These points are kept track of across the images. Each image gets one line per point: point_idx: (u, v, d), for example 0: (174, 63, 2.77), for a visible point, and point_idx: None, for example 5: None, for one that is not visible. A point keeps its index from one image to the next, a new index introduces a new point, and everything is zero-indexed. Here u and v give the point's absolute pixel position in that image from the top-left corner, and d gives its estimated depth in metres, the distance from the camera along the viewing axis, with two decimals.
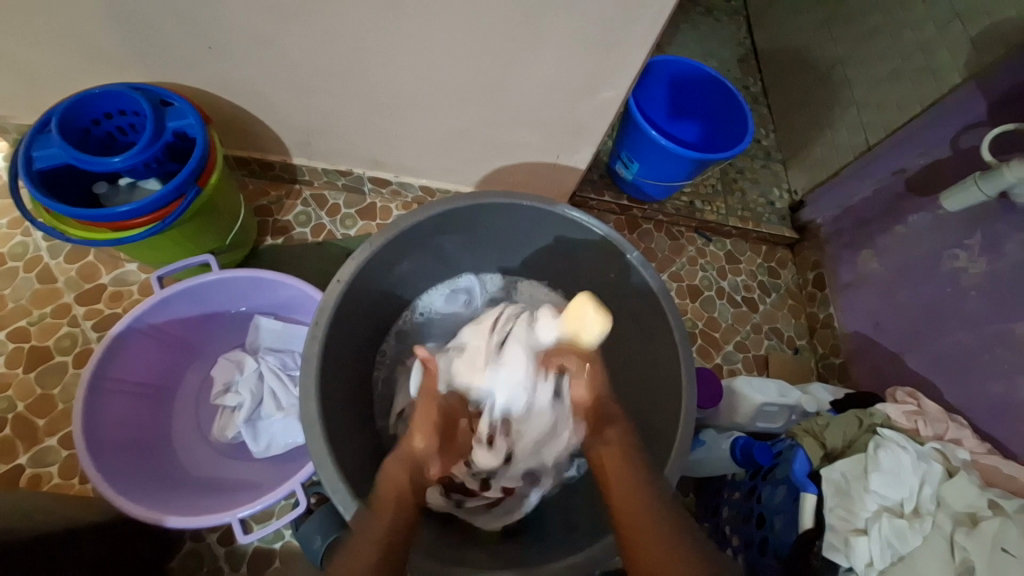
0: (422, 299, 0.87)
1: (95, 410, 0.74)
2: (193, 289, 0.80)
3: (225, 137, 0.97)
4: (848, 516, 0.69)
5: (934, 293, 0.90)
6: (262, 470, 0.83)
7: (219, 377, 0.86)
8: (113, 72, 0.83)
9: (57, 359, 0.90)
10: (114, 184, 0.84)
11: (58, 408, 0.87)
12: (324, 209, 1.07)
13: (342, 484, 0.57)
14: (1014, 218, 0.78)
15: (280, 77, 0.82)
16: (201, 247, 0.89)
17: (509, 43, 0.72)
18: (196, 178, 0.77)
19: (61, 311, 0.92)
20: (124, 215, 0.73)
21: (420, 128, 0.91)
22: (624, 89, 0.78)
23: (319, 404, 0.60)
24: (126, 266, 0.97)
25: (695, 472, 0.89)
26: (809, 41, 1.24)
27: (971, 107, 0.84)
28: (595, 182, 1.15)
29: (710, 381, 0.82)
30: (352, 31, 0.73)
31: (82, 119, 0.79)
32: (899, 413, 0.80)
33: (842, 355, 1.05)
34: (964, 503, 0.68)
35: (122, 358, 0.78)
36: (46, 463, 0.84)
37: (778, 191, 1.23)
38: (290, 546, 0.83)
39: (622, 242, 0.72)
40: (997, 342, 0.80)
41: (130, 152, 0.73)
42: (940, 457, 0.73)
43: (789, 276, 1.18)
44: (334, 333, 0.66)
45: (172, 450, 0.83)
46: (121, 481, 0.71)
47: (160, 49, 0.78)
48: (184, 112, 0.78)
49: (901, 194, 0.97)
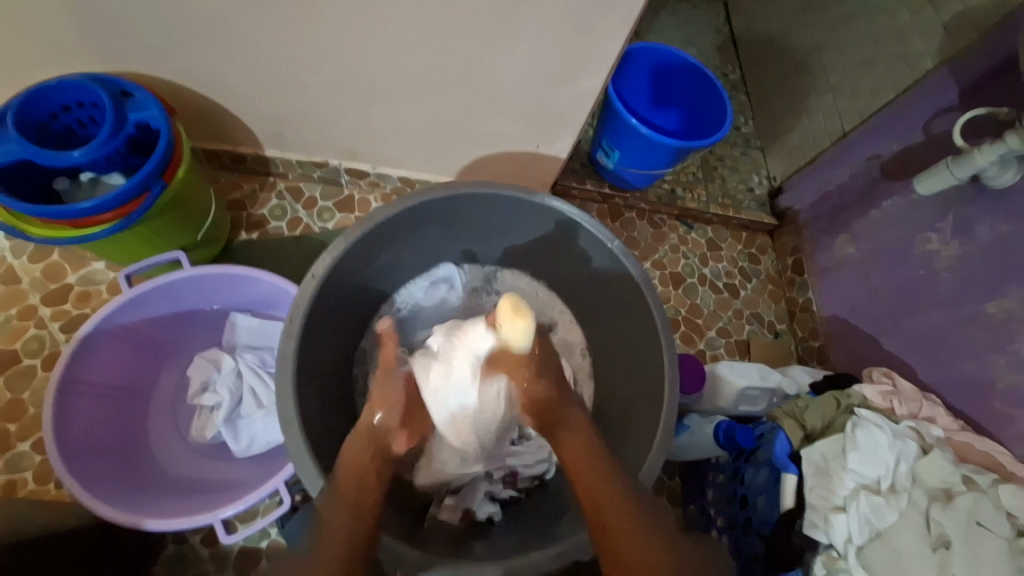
0: (400, 293, 0.85)
1: (64, 415, 0.71)
2: (164, 287, 0.78)
3: (192, 129, 0.93)
4: (827, 495, 0.70)
5: (908, 275, 0.92)
6: (246, 469, 0.81)
7: (195, 377, 0.83)
8: (69, 62, 0.79)
9: (25, 362, 0.86)
10: (75, 179, 0.80)
11: (29, 413, 0.84)
12: (300, 202, 1.04)
13: (323, 482, 0.56)
14: (986, 200, 0.80)
15: (250, 66, 0.79)
16: (171, 244, 0.86)
17: (484, 30, 0.71)
18: (161, 173, 0.74)
19: (27, 313, 0.89)
20: (88, 212, 0.70)
21: (396, 117, 0.88)
22: (602, 76, 0.77)
23: (296, 401, 0.59)
24: (94, 264, 0.93)
25: (677, 456, 0.91)
26: (786, 27, 1.24)
27: (943, 92, 0.85)
28: (577, 171, 1.15)
29: (693, 366, 0.82)
30: (321, 17, 0.70)
31: (39, 111, 0.75)
32: (875, 394, 0.81)
33: (821, 338, 1.07)
34: (938, 479, 0.70)
35: (92, 359, 0.75)
36: (20, 469, 0.81)
37: (757, 177, 1.24)
38: (276, 545, 0.82)
39: (603, 231, 0.72)
40: (968, 322, 0.82)
41: (90, 146, 0.70)
42: (915, 435, 0.75)
43: (770, 261, 1.19)
44: (311, 329, 0.65)
45: (150, 452, 0.81)
46: (96, 486, 0.69)
47: (119, 37, 0.74)
48: (146, 103, 0.75)
49: (876, 179, 0.99)
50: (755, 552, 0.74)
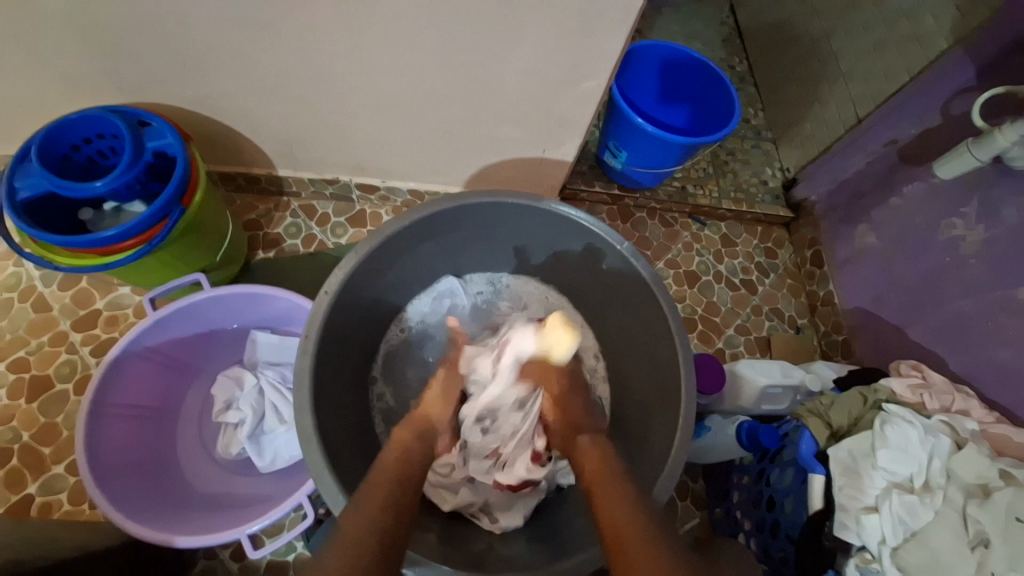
0: (409, 307, 0.86)
1: (97, 436, 0.73)
2: (187, 308, 0.80)
3: (207, 153, 0.96)
4: (857, 494, 0.68)
5: (933, 263, 0.89)
6: (270, 484, 0.83)
7: (219, 395, 0.85)
8: (86, 96, 0.82)
9: (58, 386, 0.89)
10: (99, 209, 0.83)
11: (62, 436, 0.87)
12: (313, 219, 1.06)
13: (342, 496, 0.57)
14: (1011, 180, 0.77)
15: (258, 90, 0.81)
16: (191, 266, 0.88)
17: (484, 38, 0.71)
18: (180, 198, 0.77)
19: (58, 339, 0.92)
20: (111, 239, 0.72)
21: (403, 131, 0.90)
22: (605, 77, 0.77)
23: (315, 417, 0.60)
24: (119, 289, 0.96)
25: (699, 458, 0.90)
26: (792, 15, 1.22)
27: (960, 71, 0.82)
28: (586, 173, 1.14)
29: (712, 366, 0.81)
30: (324, 39, 0.72)
31: (62, 145, 0.78)
32: (903, 388, 0.78)
33: (845, 331, 1.04)
34: (975, 474, 0.67)
35: (120, 381, 0.78)
36: (55, 490, 0.84)
37: (771, 170, 1.21)
38: (302, 559, 0.83)
39: (612, 233, 0.71)
40: (1000, 309, 0.79)
41: (112, 175, 0.73)
42: (947, 429, 0.72)
43: (787, 255, 1.17)
44: (325, 345, 0.66)
45: (178, 470, 0.83)
46: (127, 505, 0.71)
47: (133, 69, 0.77)
48: (162, 131, 0.77)
49: (894, 165, 0.96)
50: (785, 555, 0.72)
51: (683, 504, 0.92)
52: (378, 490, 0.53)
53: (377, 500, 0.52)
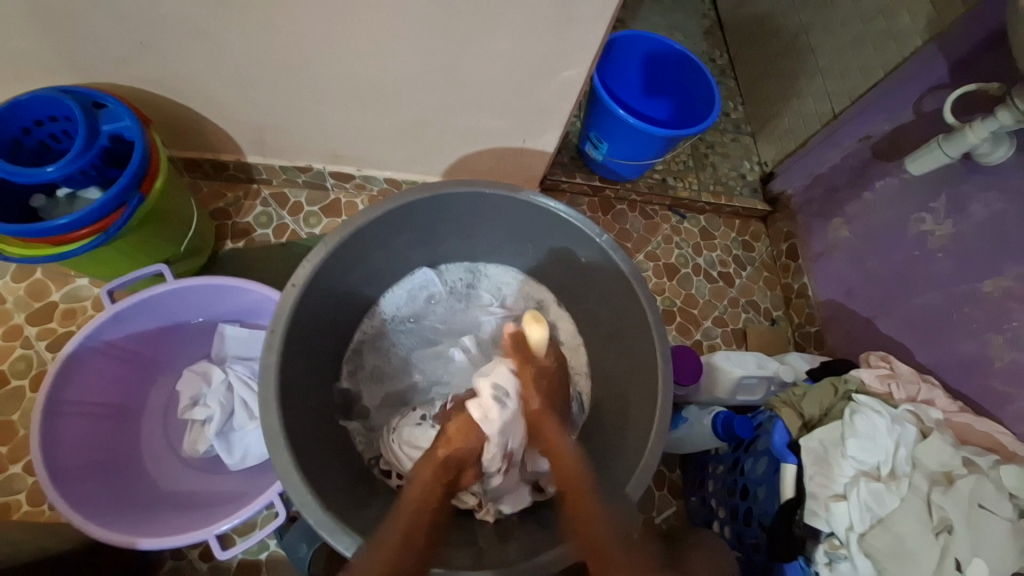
0: (384, 300, 0.84)
1: (53, 436, 0.70)
2: (147, 301, 0.76)
3: (170, 138, 0.91)
4: (827, 483, 0.69)
5: (903, 257, 0.91)
6: (241, 481, 0.80)
7: (185, 392, 0.82)
8: (41, 77, 0.77)
9: (14, 383, 0.85)
10: (52, 197, 0.78)
11: (19, 435, 0.82)
12: (285, 208, 1.02)
13: (311, 497, 0.56)
14: (979, 177, 0.79)
15: (226, 74, 0.78)
16: (153, 257, 0.84)
17: (461, 24, 0.69)
18: (138, 185, 0.72)
19: (13, 333, 0.87)
20: (62, 228, 0.68)
21: (378, 118, 0.87)
22: (585, 66, 0.76)
23: (281, 415, 0.58)
24: (78, 281, 0.91)
25: (676, 449, 0.91)
26: (773, 8, 1.22)
27: (933, 70, 0.84)
28: (567, 164, 1.13)
29: (688, 358, 0.81)
30: (294, 20, 0.69)
31: (12, 128, 0.74)
32: (872, 378, 0.81)
33: (818, 323, 1.06)
34: (938, 462, 0.70)
35: (77, 378, 0.74)
36: (13, 491, 0.80)
37: (748, 163, 1.22)
38: (275, 556, 0.81)
39: (590, 225, 0.71)
40: (966, 302, 0.81)
41: (64, 159, 0.68)
42: (914, 418, 0.75)
43: (764, 248, 1.18)
44: (293, 341, 0.64)
45: (142, 469, 0.80)
46: (88, 507, 0.68)
47: (88, 49, 0.73)
48: (119, 114, 0.73)
49: (868, 160, 0.97)
50: (757, 542, 0.74)
51: (660, 494, 0.93)
52: (409, 512, 0.58)
53: (400, 529, 0.56)
